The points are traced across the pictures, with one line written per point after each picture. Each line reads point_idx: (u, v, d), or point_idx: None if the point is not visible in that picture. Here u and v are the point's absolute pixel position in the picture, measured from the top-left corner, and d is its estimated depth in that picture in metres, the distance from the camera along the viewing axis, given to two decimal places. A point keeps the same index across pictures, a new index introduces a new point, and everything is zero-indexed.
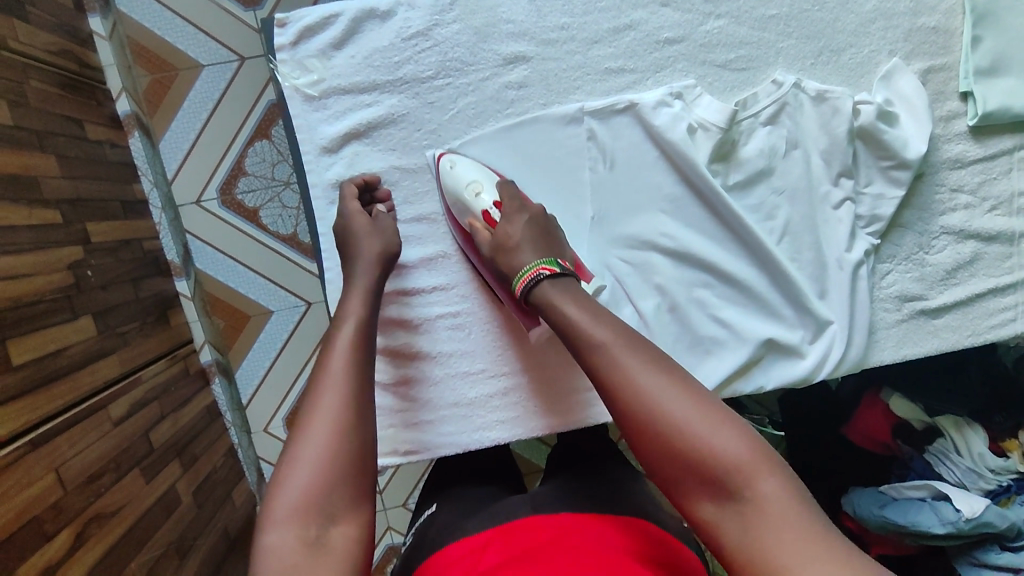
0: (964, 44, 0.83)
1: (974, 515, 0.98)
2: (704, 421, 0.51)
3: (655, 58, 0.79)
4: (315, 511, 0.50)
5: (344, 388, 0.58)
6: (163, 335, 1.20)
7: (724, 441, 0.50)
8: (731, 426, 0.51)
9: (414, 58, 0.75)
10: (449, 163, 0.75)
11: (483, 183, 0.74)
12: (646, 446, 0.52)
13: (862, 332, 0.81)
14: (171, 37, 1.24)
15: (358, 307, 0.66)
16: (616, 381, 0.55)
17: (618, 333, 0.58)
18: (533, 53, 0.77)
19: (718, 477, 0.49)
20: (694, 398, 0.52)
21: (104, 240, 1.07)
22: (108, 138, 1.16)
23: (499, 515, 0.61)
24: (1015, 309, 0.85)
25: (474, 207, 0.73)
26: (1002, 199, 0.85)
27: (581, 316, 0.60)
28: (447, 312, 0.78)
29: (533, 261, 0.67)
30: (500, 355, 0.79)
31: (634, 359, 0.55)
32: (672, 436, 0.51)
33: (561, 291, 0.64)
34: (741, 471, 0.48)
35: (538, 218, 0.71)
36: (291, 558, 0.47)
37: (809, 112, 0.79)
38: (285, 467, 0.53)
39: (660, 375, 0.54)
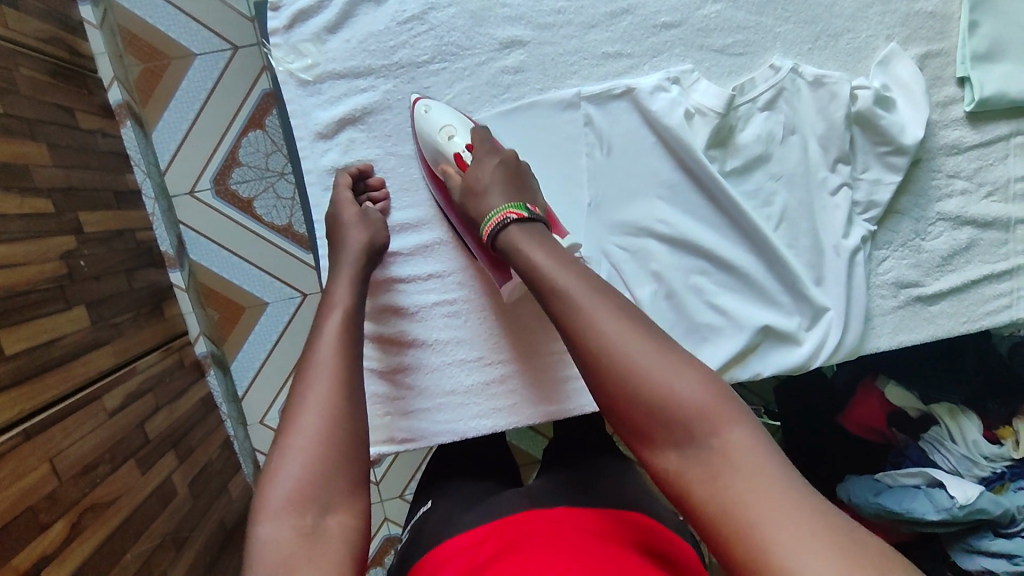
0: (961, 29, 0.83)
1: (968, 502, 0.98)
2: (670, 369, 0.51)
3: (653, 43, 0.78)
4: (311, 500, 0.50)
5: (333, 377, 0.57)
6: (157, 326, 1.19)
7: (690, 390, 0.49)
8: (696, 374, 0.51)
9: (409, 43, 0.75)
10: (423, 108, 0.73)
11: (455, 128, 0.72)
12: (613, 394, 0.52)
13: (859, 318, 0.81)
14: (163, 25, 1.23)
15: (345, 297, 0.65)
16: (583, 329, 0.54)
17: (587, 282, 0.57)
18: (530, 37, 0.76)
19: (683, 425, 0.48)
20: (661, 348, 0.52)
21: (97, 231, 1.06)
22: (100, 128, 1.15)
23: (497, 507, 0.61)
24: (1010, 295, 0.85)
25: (447, 150, 0.72)
26: (997, 185, 0.85)
27: (549, 265, 0.60)
28: (443, 300, 0.78)
29: (501, 206, 0.66)
30: (495, 342, 0.78)
31: (603, 307, 0.55)
32: (639, 386, 0.51)
33: (529, 235, 0.63)
34: (706, 420, 0.48)
35: (509, 163, 0.70)
36: (288, 549, 0.47)
37: (806, 97, 0.79)
38: (277, 458, 0.52)
39: (627, 324, 0.54)
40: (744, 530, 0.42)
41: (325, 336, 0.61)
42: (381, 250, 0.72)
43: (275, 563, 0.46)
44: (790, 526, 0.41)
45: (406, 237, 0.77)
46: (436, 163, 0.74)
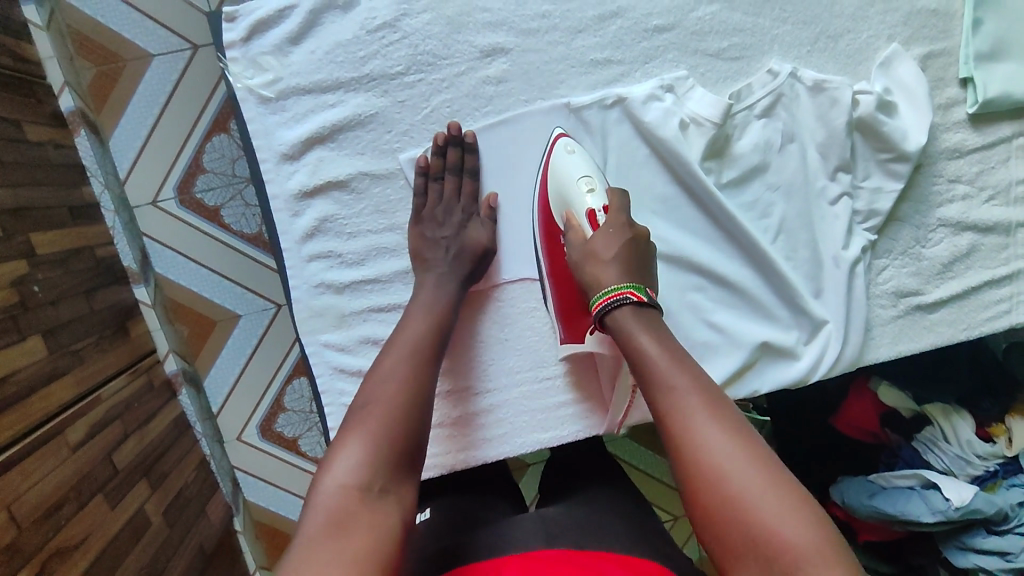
0: (964, 27, 0.79)
1: (963, 504, 0.97)
2: (772, 492, 0.46)
3: (644, 48, 0.73)
4: (374, 474, 0.50)
5: (413, 371, 0.58)
6: (123, 348, 1.13)
7: (793, 525, 0.44)
8: (808, 510, 0.45)
9: (381, 53, 0.68)
10: (565, 147, 0.69)
11: (594, 182, 0.68)
12: (706, 511, 0.47)
13: (859, 330, 0.78)
14: (116, 26, 1.15)
15: (432, 295, 0.65)
16: (683, 431, 0.51)
17: (700, 389, 0.53)
18: (512, 44, 0.71)
19: (775, 559, 0.43)
20: (770, 470, 0.47)
21: (52, 251, 0.99)
22: (50, 139, 1.07)
23: (495, 544, 0.57)
24: (1010, 301, 0.83)
25: (578, 202, 0.67)
26: (999, 189, 0.83)
27: (658, 357, 0.56)
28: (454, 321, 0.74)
29: (620, 283, 0.61)
30: (511, 367, 0.74)
31: (712, 416, 0.51)
32: (737, 509, 0.46)
33: (642, 322, 0.59)
34: (807, 564, 0.42)
35: (641, 241, 0.64)
36: (343, 503, 0.47)
37: (805, 103, 0.75)
38: (351, 426, 0.53)
39: (737, 436, 0.50)
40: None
41: (410, 332, 0.62)
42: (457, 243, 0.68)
43: (328, 511, 0.46)
44: None
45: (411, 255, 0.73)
46: (560, 209, 0.69)
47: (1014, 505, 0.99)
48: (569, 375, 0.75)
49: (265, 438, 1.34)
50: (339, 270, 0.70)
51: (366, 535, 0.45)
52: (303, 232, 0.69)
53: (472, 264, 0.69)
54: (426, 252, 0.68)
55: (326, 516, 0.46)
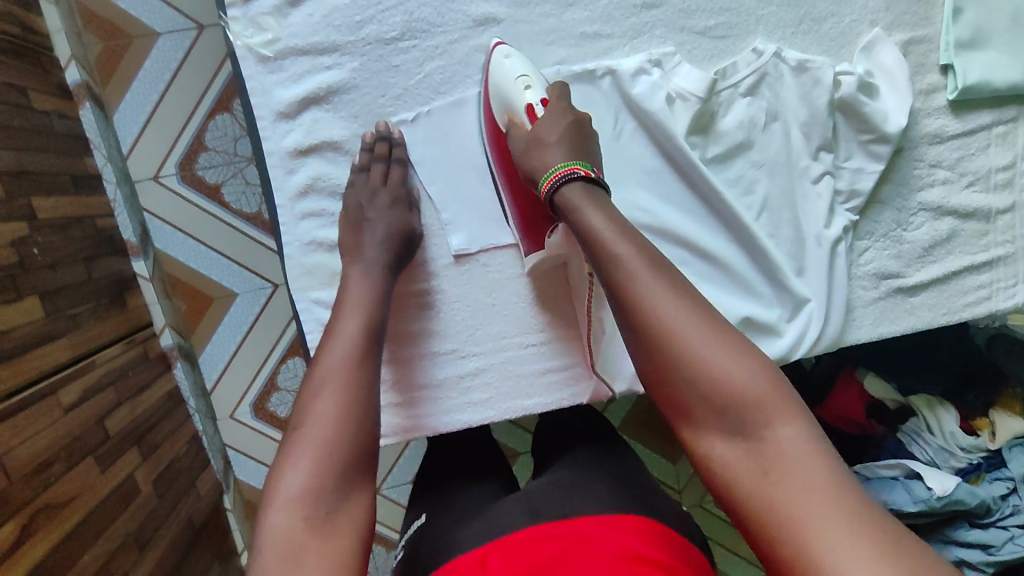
0: (945, 15, 0.82)
1: (945, 493, 0.98)
2: (727, 353, 0.49)
3: (632, 24, 0.75)
4: (321, 495, 0.49)
5: (346, 382, 0.55)
6: (119, 318, 1.15)
7: (745, 378, 0.48)
8: (756, 361, 0.49)
9: (377, 18, 0.70)
10: (503, 54, 0.70)
11: (532, 79, 0.68)
12: (663, 372, 0.51)
13: (839, 310, 0.80)
14: (125, 4, 1.18)
15: (365, 291, 0.64)
16: (641, 300, 0.53)
17: (646, 257, 0.55)
18: (505, 15, 0.73)
19: (734, 413, 0.47)
20: (722, 334, 0.51)
21: (52, 217, 1.01)
22: (56, 109, 1.09)
23: (482, 530, 0.58)
24: (989, 287, 0.85)
25: (517, 101, 0.68)
26: (979, 175, 0.85)
27: (607, 233, 0.57)
28: (436, 288, 0.75)
29: (569, 160, 0.63)
30: (488, 335, 0.76)
31: (665, 286, 0.53)
32: (691, 367, 0.49)
33: (590, 198, 0.61)
34: (758, 410, 0.47)
35: (582, 122, 0.67)
36: (291, 539, 0.46)
37: (789, 83, 0.77)
38: (289, 448, 0.51)
39: (688, 305, 0.52)
40: (786, 526, 0.42)
41: (342, 339, 0.59)
42: (406, 235, 0.69)
43: (280, 553, 0.45)
44: (851, 541, 0.39)
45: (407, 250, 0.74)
46: (502, 111, 0.70)
47: (998, 499, 1.00)
48: (555, 340, 0.77)
49: (256, 417, 1.35)
50: (330, 229, 0.71)
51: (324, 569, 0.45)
52: (297, 190, 0.71)
53: (401, 243, 0.69)
54: (373, 234, 0.67)
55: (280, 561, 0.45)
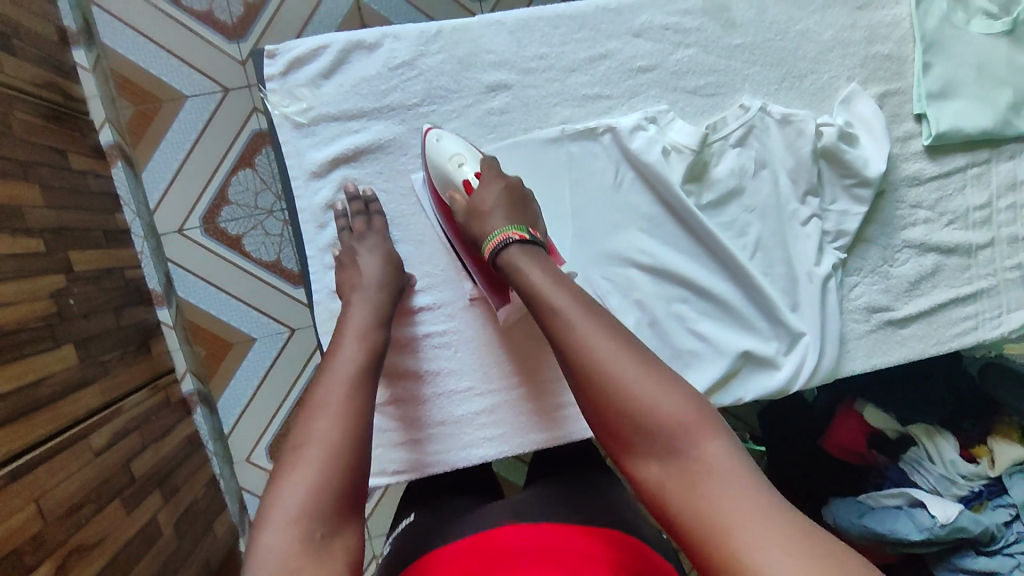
0: (915, 70, 0.89)
1: (949, 520, 1.02)
2: (654, 384, 0.54)
3: (630, 85, 0.82)
4: (316, 519, 0.50)
5: (343, 405, 0.58)
6: (145, 364, 1.19)
7: (671, 404, 0.53)
8: (680, 389, 0.54)
9: (400, 86, 0.77)
10: (434, 137, 0.75)
11: (464, 157, 0.74)
12: (601, 406, 0.55)
13: (833, 343, 0.85)
14: (155, 70, 1.26)
15: (364, 321, 0.67)
16: (577, 343, 0.58)
17: (580, 303, 0.60)
18: (513, 81, 0.79)
19: (664, 436, 0.52)
20: (649, 366, 0.55)
21: (87, 269, 1.07)
22: (91, 169, 1.17)
23: (481, 520, 0.62)
24: (976, 318, 0.91)
25: (455, 177, 0.74)
26: (957, 214, 0.91)
27: (545, 284, 0.63)
28: (435, 331, 0.80)
29: (505, 226, 0.69)
30: (484, 373, 0.80)
31: (596, 329, 0.58)
32: (626, 400, 0.54)
33: (529, 256, 0.66)
34: (685, 433, 0.52)
35: (515, 186, 0.73)
36: (288, 560, 0.47)
37: (775, 134, 0.84)
38: (288, 467, 0.53)
39: (618, 341, 0.57)
40: (717, 533, 0.46)
41: (342, 361, 0.62)
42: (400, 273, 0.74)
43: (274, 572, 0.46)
44: (774, 539, 0.43)
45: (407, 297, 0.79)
46: (444, 190, 0.75)
47: (1001, 526, 1.04)
48: (554, 377, 0.81)
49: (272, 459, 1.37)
50: None
51: None
52: (327, 242, 0.77)
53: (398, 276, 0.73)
54: (375, 279, 0.71)
55: None
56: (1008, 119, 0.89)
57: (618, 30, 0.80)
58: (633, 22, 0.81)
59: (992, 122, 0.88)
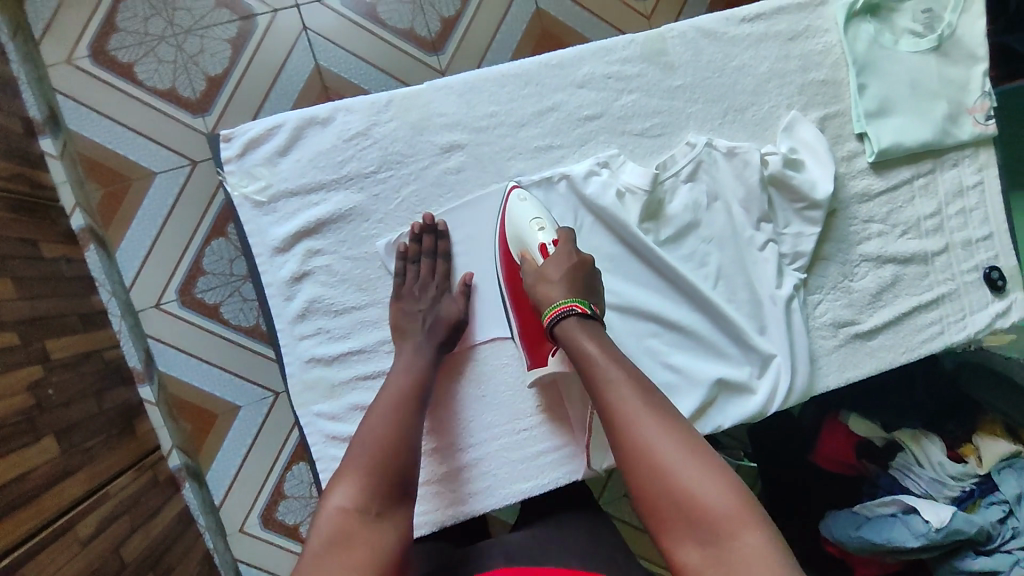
0: (852, 92, 0.91)
1: (943, 524, 1.02)
2: (698, 470, 0.56)
3: (579, 133, 0.84)
4: (373, 500, 0.57)
5: (407, 408, 0.66)
6: (130, 445, 1.18)
7: (713, 492, 0.54)
8: (724, 477, 0.55)
9: (357, 156, 0.77)
10: (519, 197, 0.78)
11: (544, 221, 0.77)
12: (644, 484, 0.57)
13: (804, 360, 0.87)
14: (123, 151, 1.28)
15: (415, 337, 0.73)
16: (626, 421, 0.60)
17: (632, 380, 0.63)
18: (467, 140, 0.80)
19: (705, 525, 0.53)
20: (695, 449, 0.57)
21: (64, 355, 1.07)
22: (64, 255, 1.17)
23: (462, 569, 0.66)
24: (941, 322, 0.94)
25: (531, 239, 0.76)
26: (910, 224, 0.94)
27: (598, 358, 0.66)
28: None
29: (568, 296, 0.70)
30: (467, 428, 0.81)
31: (645, 409, 0.60)
32: (670, 484, 0.55)
33: (587, 330, 0.68)
34: (727, 523, 0.52)
35: (586, 262, 0.74)
36: (345, 523, 0.54)
37: (723, 166, 0.87)
38: (351, 458, 0.60)
39: (667, 424, 0.59)
40: None
41: (407, 366, 0.71)
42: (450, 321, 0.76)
43: (331, 530, 0.54)
44: None
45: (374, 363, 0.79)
46: (516, 246, 0.77)
47: (997, 524, 1.03)
48: (537, 425, 0.82)
49: (267, 527, 1.36)
50: (328, 345, 0.76)
51: (369, 553, 0.52)
52: (296, 313, 0.75)
53: (448, 333, 0.76)
54: (402, 319, 0.75)
55: (330, 537, 0.53)
56: (946, 129, 0.92)
57: (562, 83, 0.83)
58: (575, 74, 0.84)
59: (931, 134, 0.92)
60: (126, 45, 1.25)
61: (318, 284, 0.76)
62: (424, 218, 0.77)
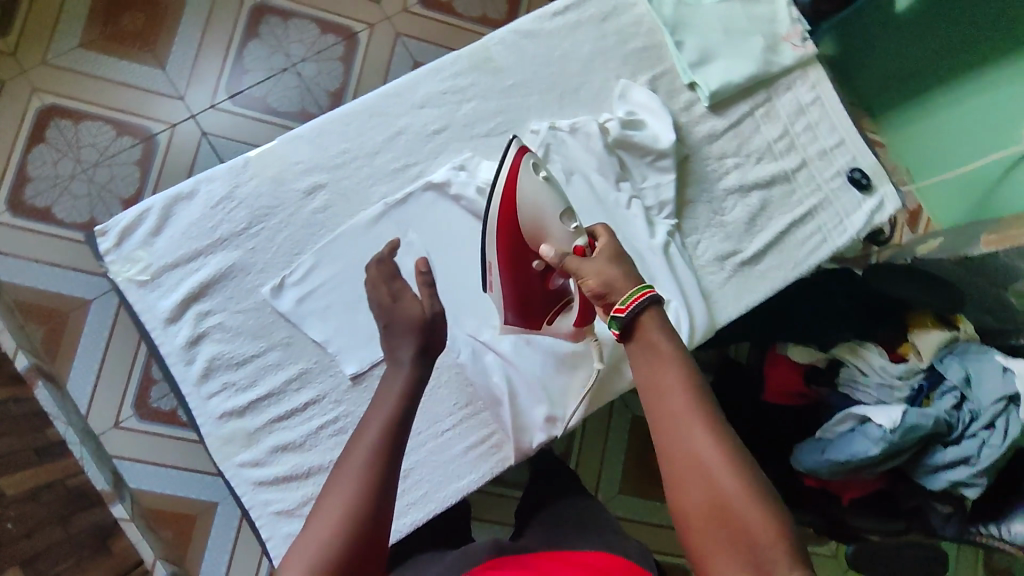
0: (672, 50, 0.98)
1: (896, 424, 1.03)
2: (750, 501, 0.52)
3: (431, 148, 0.90)
4: None
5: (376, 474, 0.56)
6: (109, 563, 1.12)
7: (763, 523, 0.51)
8: (774, 510, 0.52)
9: (226, 219, 0.83)
10: (531, 167, 0.78)
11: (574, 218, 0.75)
12: (686, 497, 0.54)
13: (697, 298, 0.92)
14: (53, 285, 1.30)
15: (398, 383, 0.65)
16: (678, 433, 0.57)
17: (687, 391, 0.59)
18: (327, 179, 0.86)
19: (747, 553, 0.51)
20: (747, 473, 0.54)
21: (20, 489, 1.02)
22: (10, 395, 1.13)
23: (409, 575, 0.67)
24: (821, 231, 0.99)
25: (564, 233, 0.74)
26: (763, 151, 1.00)
27: (655, 363, 0.61)
28: (327, 421, 0.81)
29: (640, 285, 0.64)
30: None
31: (699, 423, 0.56)
32: (715, 504, 0.53)
33: (657, 326, 0.63)
34: (772, 557, 0.50)
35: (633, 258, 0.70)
36: None
37: (571, 143, 0.93)
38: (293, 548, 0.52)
39: (726, 444, 0.55)
40: None
41: (377, 415, 0.61)
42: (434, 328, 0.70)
43: None
44: None
45: (283, 403, 0.81)
46: (537, 221, 0.75)
47: (951, 410, 1.05)
48: (459, 424, 0.86)
49: None
50: (235, 397, 0.81)
51: None
52: (199, 374, 0.80)
53: (425, 339, 0.69)
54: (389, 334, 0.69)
55: None
56: (768, 59, 1.00)
57: (404, 107, 0.90)
58: (414, 97, 0.91)
59: (756, 66, 0.99)
60: (41, 191, 1.29)
61: (217, 341, 0.81)
62: (391, 245, 0.78)
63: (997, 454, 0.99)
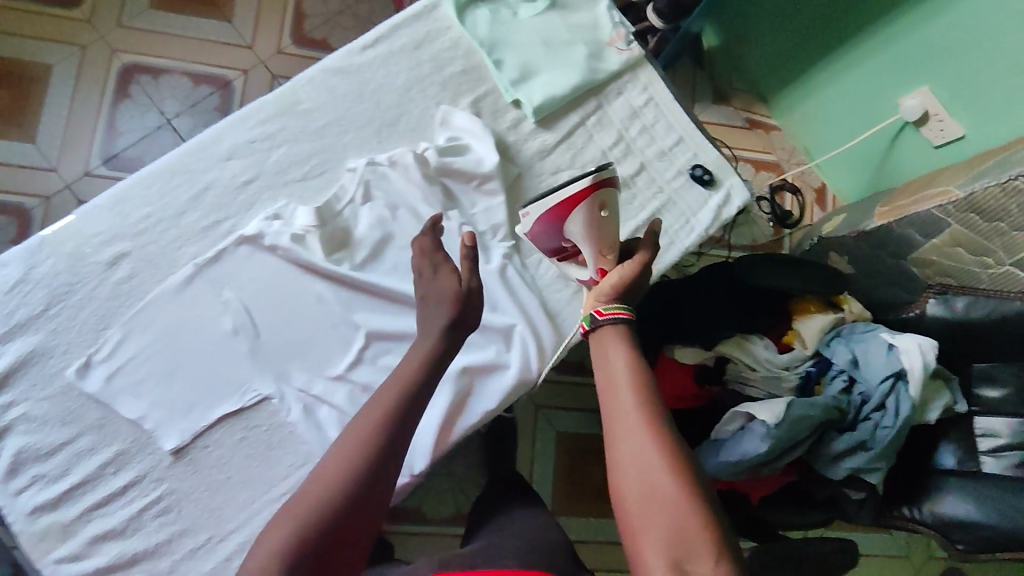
0: (492, 69, 0.96)
1: (780, 417, 0.97)
2: (684, 500, 0.52)
3: (243, 200, 0.87)
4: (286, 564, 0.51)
5: (377, 442, 0.59)
6: None
7: (693, 519, 0.51)
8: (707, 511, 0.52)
9: (22, 303, 0.80)
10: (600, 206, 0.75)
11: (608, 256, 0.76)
12: (625, 492, 0.54)
13: (541, 318, 0.89)
14: None
15: (421, 352, 0.67)
16: (625, 430, 0.57)
17: (640, 390, 0.60)
18: (131, 248, 0.83)
19: (676, 547, 0.50)
20: (684, 475, 0.54)
21: None
22: None
23: None
24: (668, 234, 0.95)
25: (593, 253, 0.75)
26: (598, 159, 0.97)
27: (615, 364, 0.62)
28: (150, 501, 0.78)
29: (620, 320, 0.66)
30: (222, 517, 0.78)
31: (645, 424, 0.57)
32: (652, 498, 0.53)
33: (619, 335, 0.65)
34: (698, 554, 0.50)
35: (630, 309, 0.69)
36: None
37: (393, 176, 0.90)
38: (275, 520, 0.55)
39: (670, 444, 0.56)
40: None
41: (397, 380, 0.64)
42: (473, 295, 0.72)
43: None
44: None
45: (99, 487, 0.78)
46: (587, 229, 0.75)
47: (841, 396, 1.02)
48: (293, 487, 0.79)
49: None
50: (47, 489, 0.77)
51: None
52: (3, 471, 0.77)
53: (458, 310, 0.71)
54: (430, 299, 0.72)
55: None
56: (593, 67, 0.98)
57: (209, 162, 0.87)
58: (219, 150, 0.88)
59: (580, 76, 0.97)
60: None
61: (23, 432, 0.78)
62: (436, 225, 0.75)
63: (891, 436, 0.96)
